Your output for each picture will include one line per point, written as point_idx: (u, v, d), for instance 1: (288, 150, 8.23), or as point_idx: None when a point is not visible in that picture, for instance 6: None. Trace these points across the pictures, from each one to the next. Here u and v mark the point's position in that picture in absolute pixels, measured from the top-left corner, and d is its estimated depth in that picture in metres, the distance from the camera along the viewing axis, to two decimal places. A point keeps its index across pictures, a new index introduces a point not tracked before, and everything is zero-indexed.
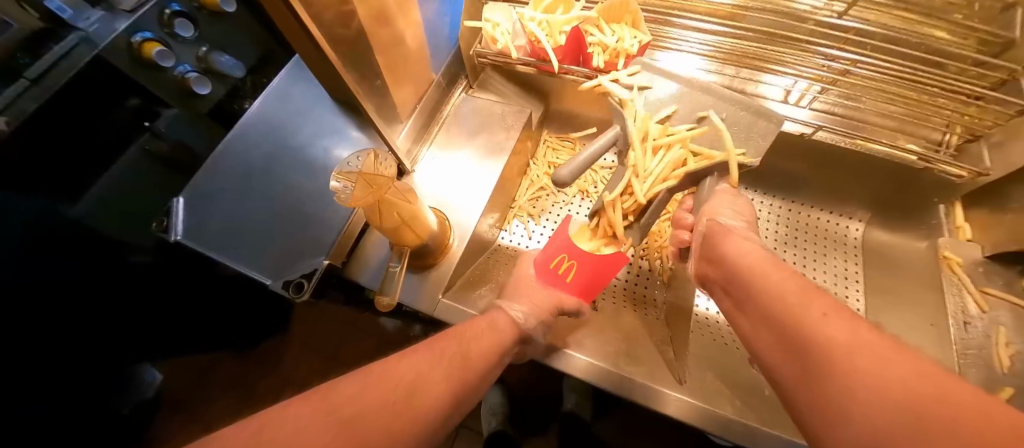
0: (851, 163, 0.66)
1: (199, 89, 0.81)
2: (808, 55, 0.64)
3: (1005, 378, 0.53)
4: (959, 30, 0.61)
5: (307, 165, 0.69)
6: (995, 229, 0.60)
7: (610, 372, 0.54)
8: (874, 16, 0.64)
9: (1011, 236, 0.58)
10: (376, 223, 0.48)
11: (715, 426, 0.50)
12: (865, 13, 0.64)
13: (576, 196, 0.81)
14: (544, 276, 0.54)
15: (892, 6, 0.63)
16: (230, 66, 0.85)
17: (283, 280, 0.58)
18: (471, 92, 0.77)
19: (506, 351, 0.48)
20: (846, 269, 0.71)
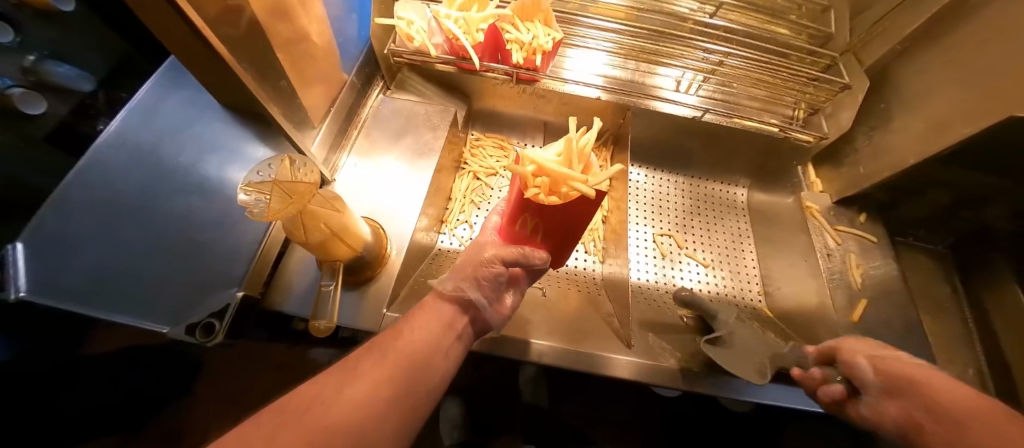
0: (736, 139, 0.77)
1: (30, 108, 0.70)
2: (693, 50, 0.74)
3: (860, 291, 0.66)
4: (796, 27, 0.76)
5: (197, 183, 0.59)
6: (837, 181, 0.75)
7: (569, 351, 0.56)
8: (737, 17, 0.77)
9: (849, 185, 0.72)
10: (300, 240, 0.43)
11: (665, 378, 0.55)
12: (729, 15, 0.77)
13: (507, 187, 0.83)
14: (511, 238, 0.50)
15: (752, 10, 0.77)
16: (73, 77, 0.75)
17: (185, 324, 0.48)
18: (390, 93, 0.74)
19: (453, 327, 0.43)
20: (740, 227, 0.83)
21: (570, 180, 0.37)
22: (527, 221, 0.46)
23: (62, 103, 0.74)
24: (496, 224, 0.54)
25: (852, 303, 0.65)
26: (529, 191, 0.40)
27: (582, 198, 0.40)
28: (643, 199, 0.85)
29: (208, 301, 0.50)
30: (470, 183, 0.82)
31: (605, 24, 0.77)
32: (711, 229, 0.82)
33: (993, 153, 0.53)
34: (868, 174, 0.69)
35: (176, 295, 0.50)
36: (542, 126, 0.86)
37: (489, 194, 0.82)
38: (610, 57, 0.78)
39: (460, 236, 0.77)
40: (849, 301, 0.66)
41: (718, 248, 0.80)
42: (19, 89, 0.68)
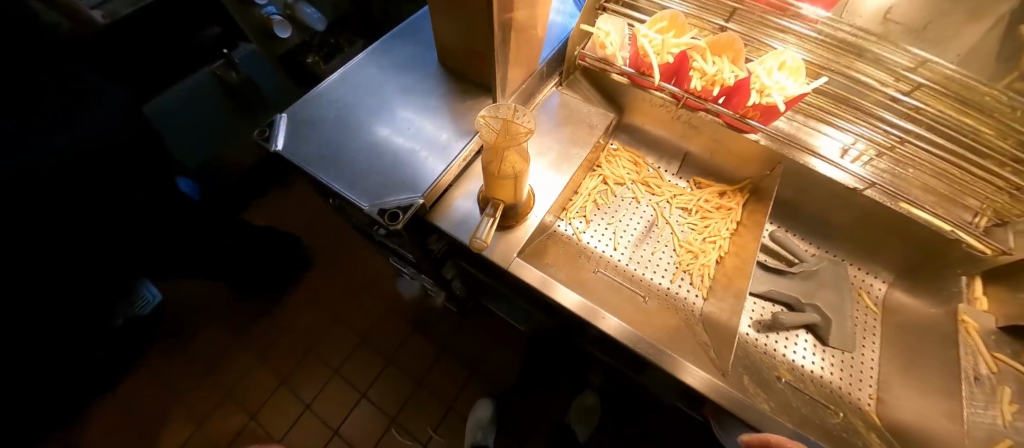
0: (894, 225, 0.72)
1: (279, 29, 1.18)
2: (873, 122, 0.72)
3: (1006, 431, 0.53)
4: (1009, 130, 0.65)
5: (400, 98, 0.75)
6: (1010, 306, 0.64)
7: (638, 338, 0.59)
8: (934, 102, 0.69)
9: None
10: (493, 168, 0.55)
11: (741, 411, 0.54)
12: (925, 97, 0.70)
13: (630, 201, 0.88)
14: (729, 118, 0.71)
15: (952, 98, 0.68)
16: (314, 18, 1.23)
17: (379, 207, 0.63)
18: (561, 88, 0.84)
19: None
20: (867, 322, 0.79)
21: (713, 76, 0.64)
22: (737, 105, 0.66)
23: (300, 35, 1.27)
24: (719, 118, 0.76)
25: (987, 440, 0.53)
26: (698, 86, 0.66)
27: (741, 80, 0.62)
28: (763, 256, 0.83)
29: (396, 197, 0.64)
30: (598, 184, 0.88)
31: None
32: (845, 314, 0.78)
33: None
34: None
35: (372, 181, 0.66)
36: (681, 155, 0.89)
37: (613, 201, 0.88)
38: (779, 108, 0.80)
39: (576, 227, 0.84)
40: (987, 437, 0.53)
41: (840, 332, 0.75)
42: (277, 17, 1.15)
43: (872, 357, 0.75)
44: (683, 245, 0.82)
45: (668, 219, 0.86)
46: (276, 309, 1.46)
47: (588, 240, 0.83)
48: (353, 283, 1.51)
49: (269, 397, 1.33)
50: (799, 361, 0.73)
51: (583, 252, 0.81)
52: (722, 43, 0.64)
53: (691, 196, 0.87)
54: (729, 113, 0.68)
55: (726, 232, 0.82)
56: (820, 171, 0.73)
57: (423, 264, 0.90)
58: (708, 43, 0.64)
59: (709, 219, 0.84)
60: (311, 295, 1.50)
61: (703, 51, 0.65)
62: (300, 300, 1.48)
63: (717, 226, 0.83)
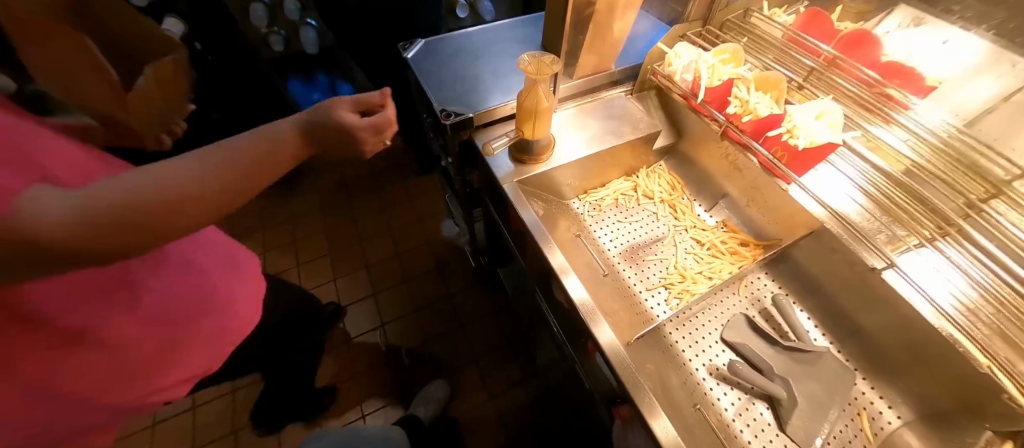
0: (928, 347, 0.61)
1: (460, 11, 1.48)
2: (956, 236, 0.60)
3: None
4: None
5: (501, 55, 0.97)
6: None
7: (573, 287, 0.65)
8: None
9: None
10: (521, 98, 0.70)
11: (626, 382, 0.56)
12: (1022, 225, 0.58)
13: (650, 214, 0.92)
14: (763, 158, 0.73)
15: None
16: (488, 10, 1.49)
17: (443, 108, 0.83)
18: (629, 96, 0.94)
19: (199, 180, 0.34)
20: (851, 441, 0.66)
21: (750, 105, 0.71)
22: (766, 141, 0.70)
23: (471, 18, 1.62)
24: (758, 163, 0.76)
25: None
26: (733, 112, 0.73)
27: (770, 115, 0.68)
28: (758, 317, 0.79)
29: (458, 107, 0.83)
30: (628, 188, 0.95)
31: (861, 161, 0.72)
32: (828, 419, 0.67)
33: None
34: None
35: (450, 94, 0.87)
36: (717, 197, 0.91)
37: (633, 206, 0.93)
38: (857, 192, 0.70)
39: (588, 210, 0.92)
40: None
41: (807, 425, 0.66)
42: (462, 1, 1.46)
43: None
44: (677, 268, 0.83)
45: (676, 243, 0.87)
46: (354, 204, 1.83)
47: (592, 224, 0.90)
48: (413, 212, 1.80)
49: (313, 258, 1.65)
50: (737, 422, 0.67)
51: (582, 229, 0.88)
52: (768, 80, 0.71)
53: (710, 233, 0.87)
54: (762, 152, 0.70)
55: (726, 275, 0.81)
56: (846, 250, 0.68)
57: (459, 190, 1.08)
58: (753, 77, 0.73)
59: (715, 257, 0.84)
60: (381, 206, 1.82)
61: (749, 83, 0.74)
62: (373, 205, 1.82)
63: (720, 266, 0.83)
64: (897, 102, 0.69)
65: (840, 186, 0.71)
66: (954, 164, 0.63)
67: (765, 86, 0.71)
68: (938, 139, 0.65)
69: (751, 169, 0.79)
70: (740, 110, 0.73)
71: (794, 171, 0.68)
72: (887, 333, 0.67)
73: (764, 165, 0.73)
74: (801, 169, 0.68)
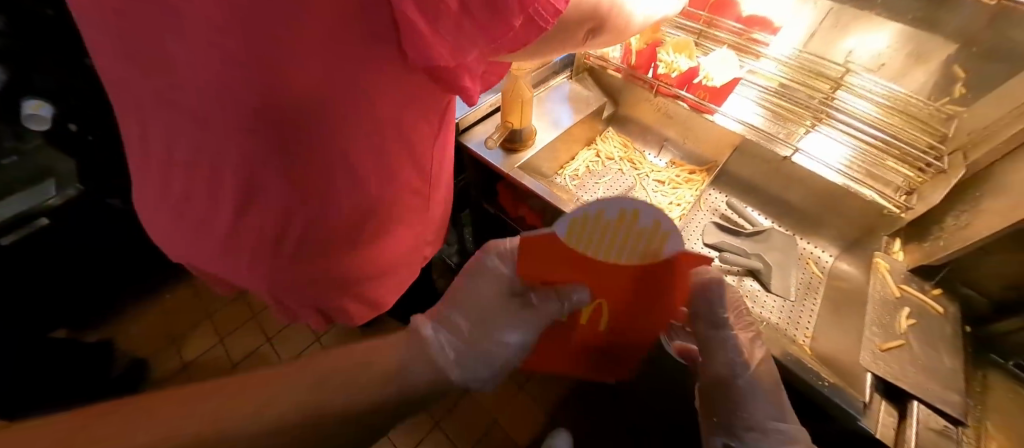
0: (836, 198, 0.86)
1: None
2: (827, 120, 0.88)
3: (901, 333, 0.64)
4: (920, 130, 0.83)
5: None
6: (916, 254, 0.77)
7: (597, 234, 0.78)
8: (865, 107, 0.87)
9: (925, 256, 0.73)
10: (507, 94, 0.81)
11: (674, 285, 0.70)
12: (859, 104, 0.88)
13: (617, 170, 1.10)
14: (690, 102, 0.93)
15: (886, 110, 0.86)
16: None
17: None
18: (570, 79, 1.11)
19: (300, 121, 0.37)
20: (810, 281, 0.91)
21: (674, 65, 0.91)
22: (691, 88, 0.90)
23: None
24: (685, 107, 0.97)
25: (880, 338, 0.64)
26: (662, 73, 0.93)
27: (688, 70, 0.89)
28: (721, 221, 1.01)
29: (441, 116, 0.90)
30: (592, 155, 1.12)
31: (752, 89, 0.98)
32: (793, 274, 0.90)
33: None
34: (943, 248, 0.71)
35: None
36: (661, 142, 1.12)
37: (601, 168, 1.10)
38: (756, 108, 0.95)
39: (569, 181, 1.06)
40: (885, 336, 0.65)
41: (783, 282, 0.88)
42: None
43: (811, 308, 0.86)
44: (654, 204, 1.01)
45: (645, 186, 1.06)
46: None
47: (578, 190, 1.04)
48: None
49: None
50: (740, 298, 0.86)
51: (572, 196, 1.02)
52: (679, 43, 0.91)
53: (666, 171, 1.08)
54: (690, 96, 0.90)
55: (689, 198, 1.02)
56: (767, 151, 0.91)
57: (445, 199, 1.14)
58: (669, 43, 0.92)
59: (677, 188, 1.05)
60: None
61: (666, 49, 0.93)
62: None
63: (683, 193, 1.03)
64: (759, 42, 0.96)
65: (743, 107, 0.96)
66: (810, 74, 0.93)
67: (680, 48, 0.91)
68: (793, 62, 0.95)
69: (681, 113, 1.01)
70: (665, 71, 0.93)
71: (716, 104, 0.89)
72: (806, 201, 0.93)
73: (692, 106, 0.94)
74: (719, 101, 0.89)
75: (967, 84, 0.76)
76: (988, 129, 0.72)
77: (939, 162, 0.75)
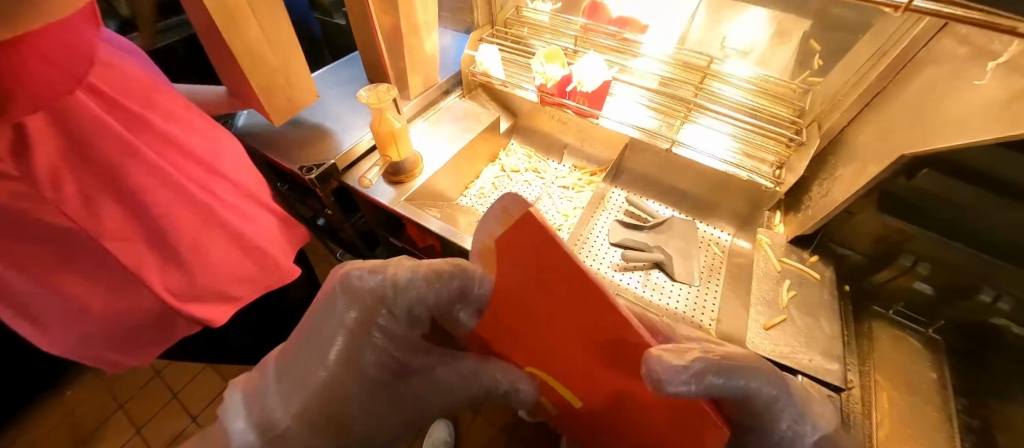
0: (722, 180, 0.90)
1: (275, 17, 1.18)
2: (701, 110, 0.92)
3: (782, 307, 0.66)
4: (784, 107, 0.88)
5: (333, 101, 1.00)
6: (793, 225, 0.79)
7: None
8: (736, 92, 0.92)
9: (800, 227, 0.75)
10: (376, 128, 0.78)
11: None
12: (729, 89, 0.93)
13: (523, 182, 1.09)
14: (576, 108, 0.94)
15: (753, 91, 0.91)
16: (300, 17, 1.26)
17: (301, 165, 0.84)
18: (462, 98, 1.08)
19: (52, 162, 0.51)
20: (712, 263, 0.93)
21: (550, 78, 0.91)
22: (574, 96, 0.91)
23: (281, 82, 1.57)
24: (575, 112, 0.97)
25: (764, 316, 0.65)
26: (543, 84, 0.92)
27: (565, 81, 0.90)
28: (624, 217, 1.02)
29: (315, 160, 0.85)
30: (496, 171, 1.10)
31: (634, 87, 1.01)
32: (699, 264, 0.92)
33: (932, 196, 0.61)
34: (812, 216, 0.73)
35: (299, 152, 0.87)
36: (562, 148, 1.11)
37: (508, 182, 1.09)
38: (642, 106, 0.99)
39: (474, 201, 1.03)
40: (769, 312, 0.66)
41: (688, 269, 0.89)
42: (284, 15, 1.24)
43: (715, 289, 0.88)
44: (560, 211, 1.01)
45: (550, 194, 1.05)
46: None
47: (484, 209, 1.01)
48: None
49: None
50: (647, 292, 0.86)
51: (477, 217, 0.99)
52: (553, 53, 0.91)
53: (569, 176, 1.08)
54: (571, 104, 0.91)
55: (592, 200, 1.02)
56: (653, 145, 0.93)
57: (353, 241, 1.08)
58: (543, 54, 0.91)
59: (581, 191, 1.05)
60: None
61: (542, 58, 0.91)
62: None
63: (587, 195, 1.03)
64: (633, 42, 0.99)
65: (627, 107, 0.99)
66: (681, 67, 0.97)
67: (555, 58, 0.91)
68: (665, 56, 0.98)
69: (572, 118, 1.01)
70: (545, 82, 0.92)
71: (596, 108, 0.91)
72: (699, 187, 0.96)
73: (579, 113, 0.94)
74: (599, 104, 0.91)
75: (823, 56, 0.80)
76: (835, 98, 0.78)
77: (799, 136, 0.80)
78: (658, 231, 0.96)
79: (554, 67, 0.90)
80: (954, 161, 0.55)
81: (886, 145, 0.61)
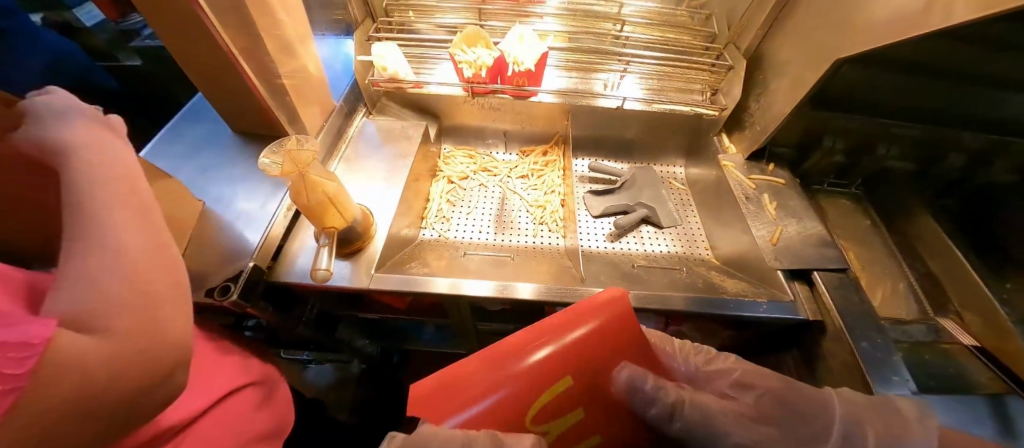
0: (667, 120, 0.92)
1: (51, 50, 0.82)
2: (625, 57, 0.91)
3: (775, 220, 0.74)
4: (693, 35, 0.92)
5: (199, 177, 0.70)
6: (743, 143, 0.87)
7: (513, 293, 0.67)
8: (648, 31, 0.93)
9: (753, 142, 0.83)
10: (304, 202, 0.57)
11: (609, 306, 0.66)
12: (640, 30, 0.94)
13: (479, 186, 0.97)
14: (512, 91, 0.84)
15: (663, 27, 0.93)
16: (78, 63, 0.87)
17: (203, 289, 0.57)
18: (372, 116, 0.88)
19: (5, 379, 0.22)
20: (682, 198, 0.99)
21: (478, 63, 0.78)
22: (510, 78, 0.80)
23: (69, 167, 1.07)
24: (510, 95, 0.87)
25: (766, 236, 0.73)
26: (470, 74, 0.79)
27: (497, 63, 0.78)
28: (592, 185, 1.00)
29: (224, 273, 0.59)
30: (445, 185, 0.95)
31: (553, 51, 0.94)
32: (674, 205, 0.97)
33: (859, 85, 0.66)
34: (762, 131, 0.81)
35: (189, 271, 0.59)
36: (502, 136, 1.02)
37: (463, 192, 0.96)
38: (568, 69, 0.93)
39: (439, 229, 0.88)
40: (769, 229, 0.74)
41: (669, 213, 0.93)
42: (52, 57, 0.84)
43: (694, 220, 0.95)
44: (533, 204, 0.93)
45: (514, 189, 0.96)
46: None
47: (454, 234, 0.88)
48: None
49: None
50: (648, 248, 0.89)
51: (454, 247, 0.85)
52: (472, 34, 0.78)
53: (522, 164, 1.00)
54: (508, 88, 0.81)
55: (557, 180, 0.97)
56: (599, 106, 0.90)
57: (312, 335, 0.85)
58: (460, 38, 0.77)
59: (541, 175, 0.98)
60: None
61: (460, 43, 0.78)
62: None
63: (550, 177, 0.98)
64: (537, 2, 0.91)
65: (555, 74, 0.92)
66: (591, 19, 0.93)
67: (474, 39, 0.78)
68: (572, 10, 0.93)
69: (507, 103, 0.91)
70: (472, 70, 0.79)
71: (537, 84, 0.83)
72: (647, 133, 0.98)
73: (518, 95, 0.84)
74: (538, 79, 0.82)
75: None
76: (738, 17, 0.84)
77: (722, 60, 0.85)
78: (629, 188, 0.97)
79: (478, 50, 0.77)
80: (890, 57, 0.59)
81: (813, 50, 0.68)
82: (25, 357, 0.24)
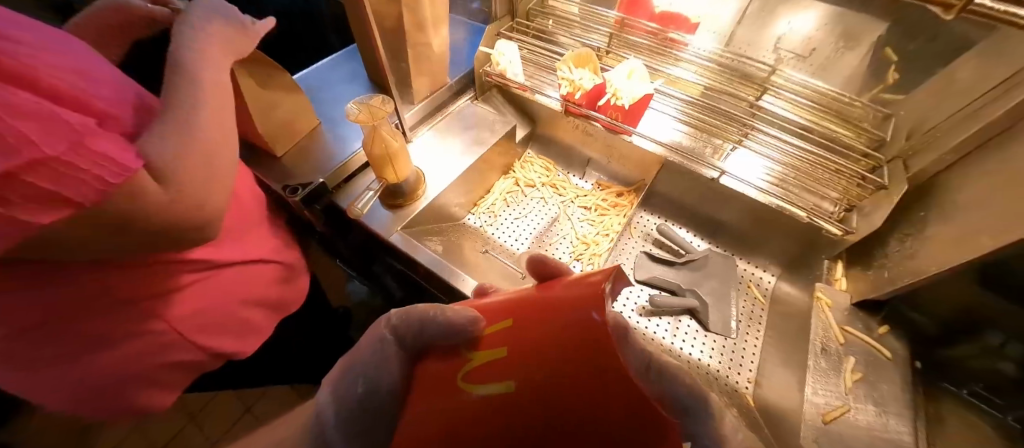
0: (774, 217, 0.76)
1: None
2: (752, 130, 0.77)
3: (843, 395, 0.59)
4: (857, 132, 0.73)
5: (327, 104, 0.88)
6: (861, 283, 0.67)
7: None
8: (797, 110, 0.77)
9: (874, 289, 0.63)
10: (369, 149, 0.66)
11: None
12: (788, 105, 0.78)
13: (540, 199, 0.97)
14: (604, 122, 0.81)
15: (819, 110, 0.75)
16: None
17: (285, 184, 0.73)
18: (475, 101, 0.95)
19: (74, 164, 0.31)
20: (752, 311, 0.80)
21: (578, 85, 0.77)
22: (605, 108, 0.77)
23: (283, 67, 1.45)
24: (603, 126, 0.84)
25: (818, 407, 0.58)
26: (567, 93, 0.79)
27: (596, 89, 0.77)
28: (654, 248, 0.90)
29: (303, 178, 0.75)
30: (510, 185, 0.98)
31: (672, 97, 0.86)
32: (740, 315, 0.80)
33: None
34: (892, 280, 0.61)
35: (285, 168, 0.76)
36: (585, 162, 0.99)
37: (523, 198, 0.97)
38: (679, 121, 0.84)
39: (483, 220, 0.92)
40: (827, 400, 0.59)
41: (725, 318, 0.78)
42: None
43: (755, 341, 0.77)
44: (580, 238, 0.89)
45: (570, 216, 0.94)
46: None
47: (493, 230, 0.91)
48: None
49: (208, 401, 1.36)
50: (676, 342, 0.77)
51: (485, 241, 0.88)
52: (584, 56, 0.77)
53: (592, 196, 0.96)
54: (602, 118, 0.78)
55: (617, 227, 0.90)
56: (694, 171, 0.80)
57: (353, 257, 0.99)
58: (570, 57, 0.78)
59: (604, 215, 0.93)
60: None
61: (570, 62, 0.79)
62: None
63: (611, 220, 0.92)
64: (678, 42, 0.84)
65: (663, 121, 0.85)
66: (731, 76, 0.81)
67: (584, 61, 0.78)
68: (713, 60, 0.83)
69: (599, 132, 0.88)
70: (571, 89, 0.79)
71: (631, 124, 0.78)
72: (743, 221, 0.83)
73: (608, 127, 0.81)
74: (634, 119, 0.77)
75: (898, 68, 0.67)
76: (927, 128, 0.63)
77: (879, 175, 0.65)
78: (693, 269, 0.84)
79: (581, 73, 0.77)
80: None
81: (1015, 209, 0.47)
82: (122, 174, 0.34)
